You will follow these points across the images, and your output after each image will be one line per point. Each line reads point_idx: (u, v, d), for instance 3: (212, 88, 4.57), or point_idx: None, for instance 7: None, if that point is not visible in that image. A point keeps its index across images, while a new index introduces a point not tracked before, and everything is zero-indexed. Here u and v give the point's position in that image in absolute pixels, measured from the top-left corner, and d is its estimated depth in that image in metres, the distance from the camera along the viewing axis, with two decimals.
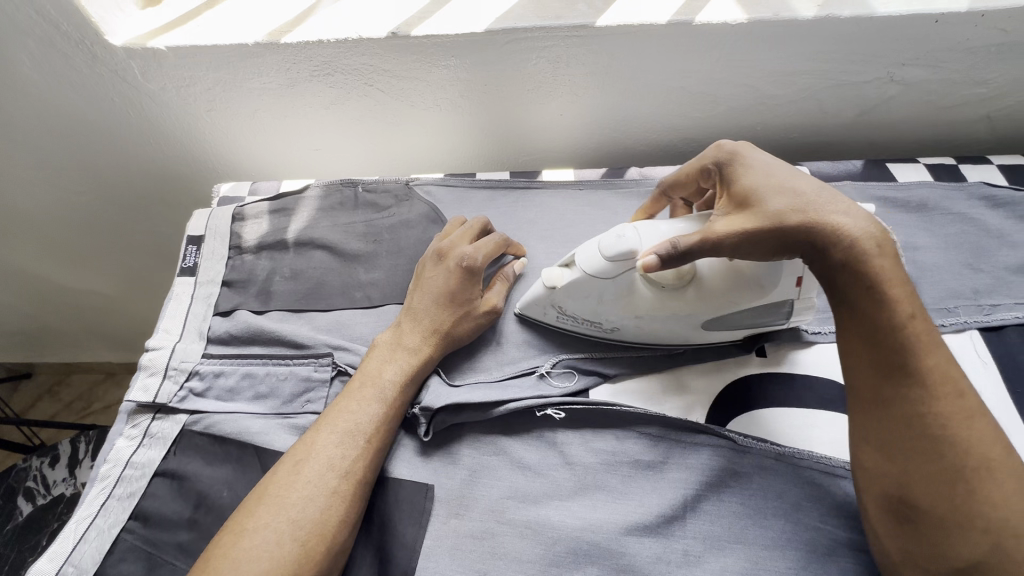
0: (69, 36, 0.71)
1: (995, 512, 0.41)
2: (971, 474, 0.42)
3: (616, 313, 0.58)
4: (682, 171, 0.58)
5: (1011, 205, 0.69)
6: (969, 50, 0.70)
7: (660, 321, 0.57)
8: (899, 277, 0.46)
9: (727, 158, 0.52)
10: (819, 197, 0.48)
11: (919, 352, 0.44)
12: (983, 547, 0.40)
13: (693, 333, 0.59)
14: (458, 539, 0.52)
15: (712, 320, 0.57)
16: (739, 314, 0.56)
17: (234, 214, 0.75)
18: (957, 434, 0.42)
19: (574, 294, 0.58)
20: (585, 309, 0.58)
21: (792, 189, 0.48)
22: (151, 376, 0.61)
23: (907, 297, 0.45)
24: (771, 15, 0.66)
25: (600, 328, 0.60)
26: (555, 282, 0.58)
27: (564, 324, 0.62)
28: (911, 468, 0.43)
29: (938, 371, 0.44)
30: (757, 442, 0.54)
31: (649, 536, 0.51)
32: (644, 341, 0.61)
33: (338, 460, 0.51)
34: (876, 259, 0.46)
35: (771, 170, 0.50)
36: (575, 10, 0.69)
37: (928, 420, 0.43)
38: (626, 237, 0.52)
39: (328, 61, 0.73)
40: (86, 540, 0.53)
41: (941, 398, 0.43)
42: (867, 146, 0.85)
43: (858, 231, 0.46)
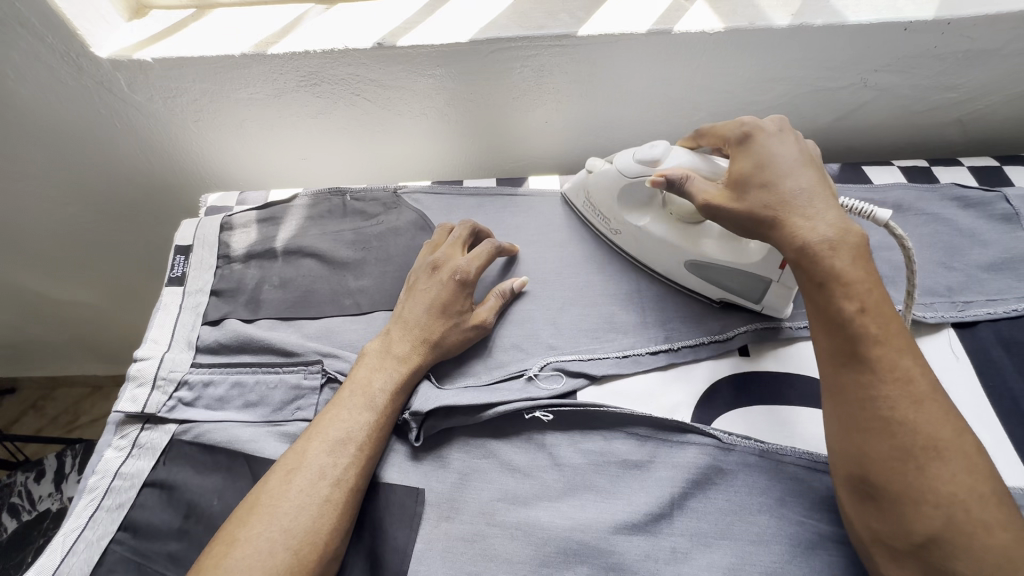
0: (55, 49, 0.71)
1: (943, 487, 0.42)
2: (922, 454, 0.43)
3: (624, 216, 0.68)
4: (715, 128, 0.61)
5: (982, 205, 0.72)
6: (937, 57, 0.72)
7: (650, 239, 0.66)
8: (855, 270, 0.48)
9: (739, 139, 0.57)
10: (790, 195, 0.51)
11: (870, 341, 0.46)
12: (937, 522, 0.41)
13: (676, 270, 0.66)
14: (449, 542, 0.52)
15: (693, 264, 0.64)
16: (721, 270, 0.63)
17: (222, 223, 0.75)
18: (906, 417, 0.44)
19: (600, 188, 0.69)
20: (603, 203, 0.70)
21: (772, 186, 0.52)
22: (140, 386, 0.61)
23: (859, 289, 0.47)
24: (747, 24, 0.68)
25: (608, 227, 0.71)
26: (593, 168, 0.71)
27: (587, 212, 0.73)
28: (865, 450, 0.45)
29: (889, 360, 0.46)
30: (741, 439, 0.55)
31: (637, 535, 0.51)
32: (636, 257, 0.70)
33: (329, 469, 0.52)
34: (829, 256, 0.48)
35: (763, 163, 0.54)
36: (558, 20, 0.71)
37: (877, 404, 0.45)
38: (657, 149, 0.62)
39: (315, 71, 0.74)
40: (74, 553, 0.53)
41: (891, 382, 0.45)
42: (844, 150, 0.87)
43: (815, 228, 0.49)
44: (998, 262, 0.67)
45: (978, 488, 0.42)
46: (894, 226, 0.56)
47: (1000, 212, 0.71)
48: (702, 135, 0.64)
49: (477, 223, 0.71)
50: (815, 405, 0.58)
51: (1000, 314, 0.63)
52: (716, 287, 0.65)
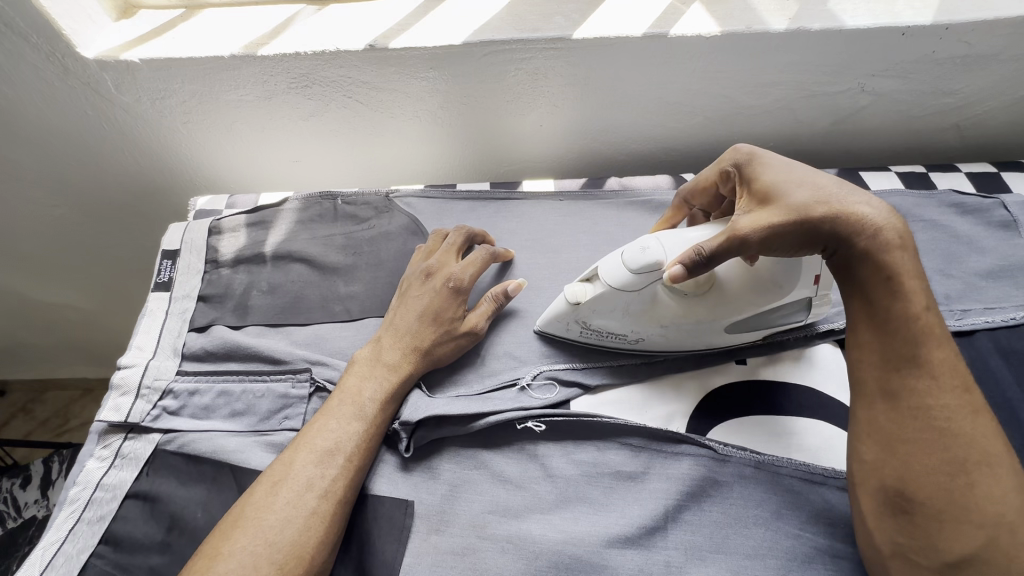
0: (38, 48, 0.70)
1: (991, 505, 0.42)
2: (972, 469, 0.43)
3: (640, 325, 0.58)
4: (699, 182, 0.61)
5: (980, 212, 0.71)
6: (935, 62, 0.72)
7: (685, 328, 0.58)
8: (916, 272, 0.46)
9: (745, 160, 0.53)
10: (843, 189, 0.48)
11: (931, 345, 0.45)
12: (977, 541, 0.41)
13: (716, 337, 0.59)
14: (439, 556, 0.51)
15: (735, 325, 0.58)
16: (763, 315, 0.58)
17: (210, 227, 0.74)
18: (961, 427, 0.44)
19: (597, 309, 0.58)
20: (612, 322, 0.59)
21: (822, 181, 0.49)
22: (124, 395, 0.60)
23: (922, 291, 0.46)
24: (744, 28, 0.67)
25: (624, 340, 0.60)
26: (578, 298, 0.58)
27: (585, 338, 0.61)
28: (914, 461, 0.44)
29: (947, 366, 0.45)
30: (736, 450, 0.54)
31: (631, 548, 0.50)
32: (667, 348, 0.61)
33: (318, 480, 0.50)
34: (896, 254, 0.46)
35: (792, 170, 0.50)
36: (552, 23, 0.70)
37: (934, 412, 0.44)
38: (650, 250, 0.53)
39: (306, 73, 0.73)
40: (53, 567, 0.52)
41: (948, 390, 0.44)
42: (841, 155, 0.87)
43: (880, 222, 0.47)
44: (997, 270, 0.66)
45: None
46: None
47: (998, 218, 0.70)
48: (688, 198, 0.63)
49: (471, 228, 0.70)
50: (811, 415, 0.57)
51: (998, 322, 0.62)
52: (758, 332, 0.60)
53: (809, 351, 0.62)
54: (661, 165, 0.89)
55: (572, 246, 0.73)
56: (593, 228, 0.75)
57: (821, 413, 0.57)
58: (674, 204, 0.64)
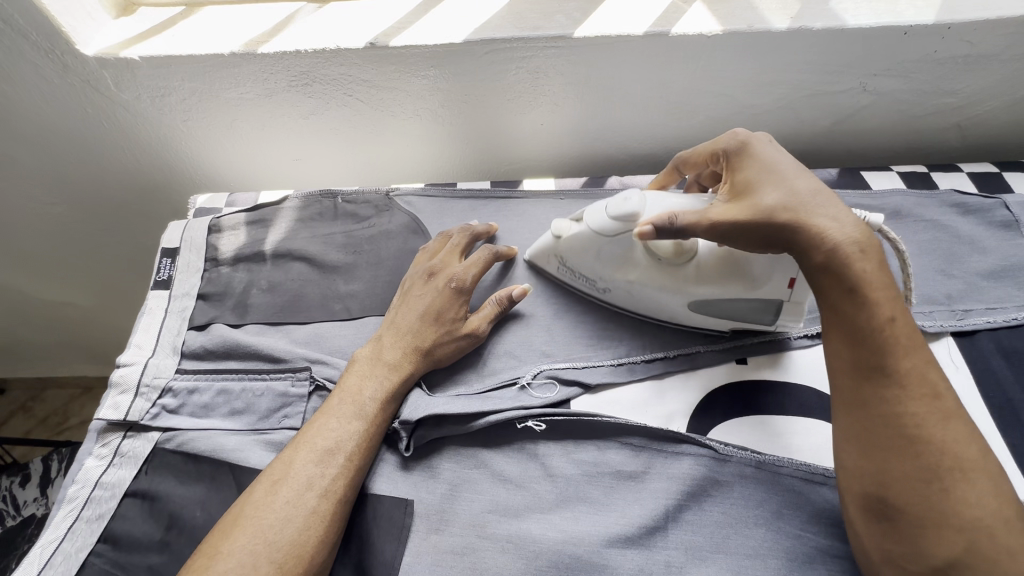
0: (38, 45, 0.70)
1: (969, 510, 0.41)
2: (947, 474, 0.42)
3: (612, 276, 0.62)
4: (696, 150, 0.60)
5: (982, 212, 0.71)
6: (937, 61, 0.71)
7: (649, 291, 0.60)
8: (882, 279, 0.46)
9: (735, 149, 0.55)
10: (811, 198, 0.49)
11: (897, 354, 0.45)
12: (958, 546, 0.40)
13: (679, 312, 0.61)
14: (438, 555, 0.51)
15: (699, 305, 0.59)
16: (729, 305, 0.59)
17: (210, 225, 0.73)
18: (933, 434, 0.43)
19: (576, 249, 0.62)
20: (585, 265, 0.63)
21: (790, 189, 0.49)
22: (123, 393, 0.60)
23: (887, 300, 0.46)
24: (745, 27, 0.67)
25: (594, 286, 0.64)
26: (561, 232, 0.63)
27: (563, 276, 0.67)
28: (890, 468, 0.43)
29: (917, 373, 0.45)
30: (737, 449, 0.54)
31: (631, 548, 0.50)
32: (630, 306, 0.64)
33: (318, 479, 0.50)
34: (858, 264, 0.46)
35: (772, 169, 0.51)
36: (553, 21, 0.69)
37: (904, 420, 0.44)
38: (632, 201, 0.56)
39: (306, 71, 0.73)
40: (51, 566, 0.51)
41: (918, 398, 0.44)
42: (843, 155, 0.87)
43: (838, 234, 0.47)
44: (998, 270, 0.66)
45: (1003, 513, 0.41)
46: (886, 232, 0.55)
47: (1000, 218, 0.70)
48: (681, 165, 0.63)
49: (475, 227, 0.69)
50: (812, 415, 0.57)
51: (1000, 323, 0.62)
52: (725, 320, 0.61)
53: (811, 351, 0.62)
54: (662, 165, 0.89)
55: None
56: None
57: (822, 413, 0.57)
58: (668, 167, 0.65)
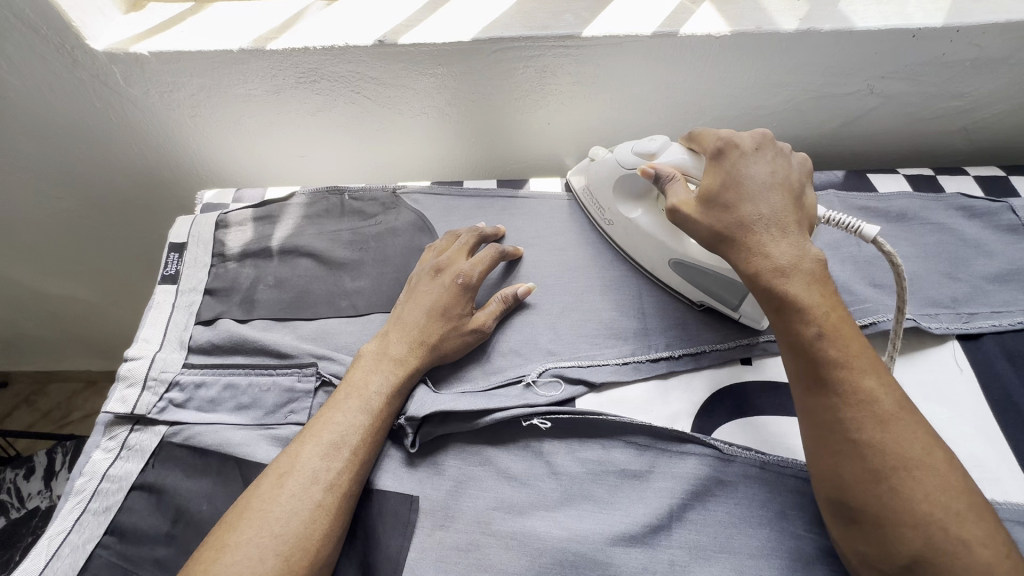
0: (49, 40, 0.70)
1: (925, 506, 0.41)
2: (893, 473, 0.42)
3: (618, 210, 0.68)
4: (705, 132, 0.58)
5: (988, 215, 0.71)
6: (945, 64, 0.71)
7: (640, 233, 0.66)
8: (812, 295, 0.47)
9: (712, 157, 0.56)
10: (748, 216, 0.51)
11: (832, 365, 0.45)
12: (917, 544, 0.40)
13: (660, 265, 0.66)
14: (443, 552, 0.51)
15: (677, 264, 0.64)
16: (704, 273, 0.62)
17: (218, 221, 0.74)
18: (872, 438, 0.43)
19: (599, 173, 0.70)
20: (602, 193, 0.70)
21: (733, 208, 0.52)
22: (130, 387, 0.60)
23: (817, 313, 0.47)
24: (753, 28, 0.67)
25: (602, 216, 0.71)
26: (596, 155, 0.72)
27: (585, 201, 0.74)
28: (839, 471, 0.44)
29: (851, 381, 0.45)
30: (741, 450, 0.54)
31: (635, 546, 0.50)
32: (622, 246, 0.71)
33: (322, 473, 0.50)
34: (783, 284, 0.48)
35: (733, 182, 0.53)
36: (562, 21, 0.70)
37: (843, 428, 0.44)
38: (655, 143, 0.62)
39: (314, 68, 0.73)
40: (58, 557, 0.52)
41: (853, 405, 0.44)
42: (849, 158, 0.87)
43: (761, 259, 0.49)
44: (1003, 273, 0.66)
45: (954, 506, 0.41)
46: (882, 242, 0.55)
47: (1006, 222, 0.70)
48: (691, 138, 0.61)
49: (483, 228, 0.70)
50: None
51: (1005, 326, 0.62)
52: (698, 291, 0.64)
53: None
54: None
55: (578, 245, 0.73)
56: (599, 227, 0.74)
57: None
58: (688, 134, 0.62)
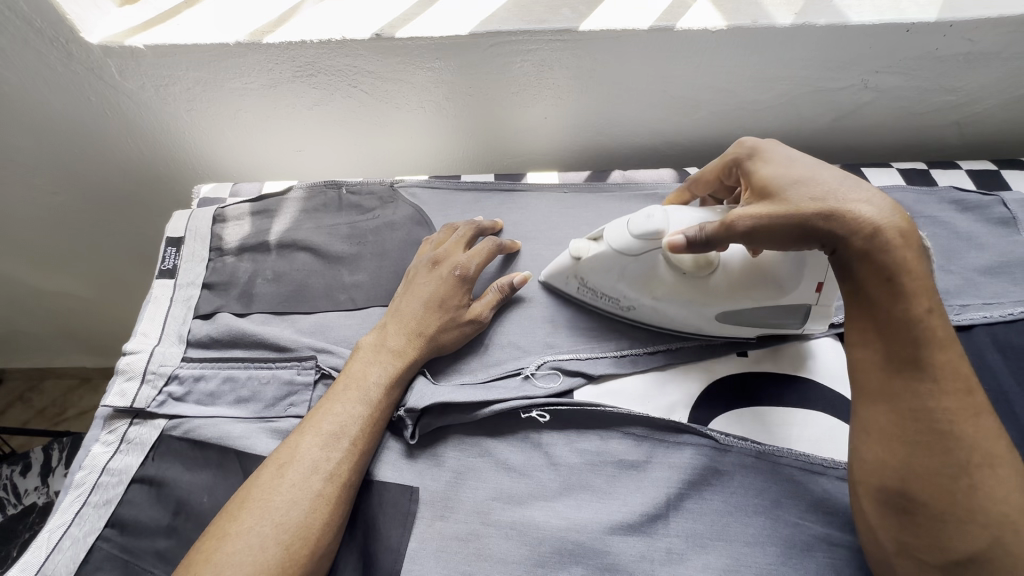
0: (43, 33, 0.69)
1: (996, 506, 0.42)
2: (976, 470, 0.42)
3: (634, 292, 0.61)
4: (706, 169, 0.62)
5: (979, 209, 0.72)
6: (938, 59, 0.72)
7: (674, 305, 0.60)
8: (920, 268, 0.45)
9: (748, 154, 0.55)
10: (840, 187, 0.48)
11: (934, 347, 0.44)
12: (982, 541, 0.41)
13: (709, 325, 0.61)
14: (443, 541, 0.52)
15: (727, 314, 0.59)
16: (756, 310, 0.59)
17: (215, 215, 0.74)
18: (964, 430, 0.43)
19: (597, 268, 0.61)
20: (607, 284, 0.62)
21: (814, 182, 0.48)
22: (129, 380, 0.60)
23: (925, 291, 0.45)
24: (749, 23, 0.68)
25: (617, 305, 0.63)
26: (581, 254, 0.62)
27: (583, 296, 0.65)
28: (914, 462, 0.44)
29: (951, 366, 0.44)
30: (737, 440, 0.55)
31: (633, 535, 0.51)
32: (655, 323, 0.63)
33: (323, 463, 0.51)
34: (898, 251, 0.45)
35: (792, 163, 0.51)
36: (559, 14, 0.70)
37: (935, 415, 0.44)
38: (654, 219, 0.55)
39: (311, 62, 0.73)
40: (60, 550, 0.52)
41: (952, 393, 0.44)
42: (843, 151, 0.87)
43: (882, 221, 0.46)
44: (994, 266, 0.67)
45: None
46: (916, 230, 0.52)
47: (997, 216, 0.71)
48: (693, 184, 0.64)
49: (481, 222, 0.70)
50: (811, 407, 0.58)
51: (996, 318, 0.63)
52: (751, 328, 0.61)
53: (809, 345, 0.62)
54: (665, 160, 0.89)
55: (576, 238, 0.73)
56: (597, 220, 0.75)
57: (821, 405, 0.58)
58: (677, 192, 0.66)
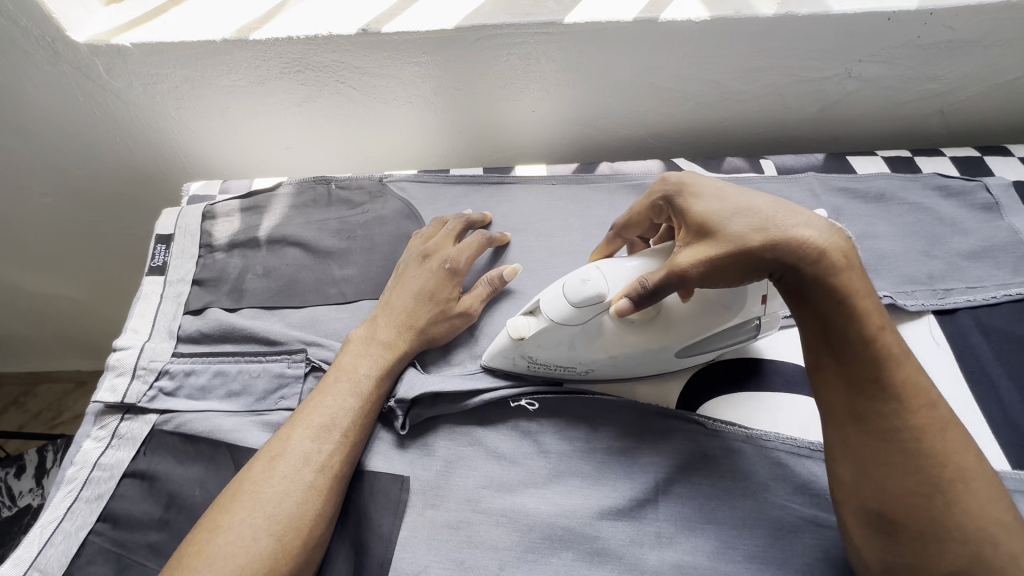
0: (29, 32, 0.70)
1: (972, 520, 0.41)
2: (950, 485, 0.42)
3: (589, 356, 0.56)
4: (630, 215, 0.58)
5: (963, 194, 0.73)
6: (920, 47, 0.73)
7: (631, 357, 0.55)
8: (867, 287, 0.46)
9: (676, 190, 0.52)
10: (778, 215, 0.46)
11: (894, 365, 0.45)
12: (964, 558, 0.41)
13: (670, 361, 0.57)
14: (435, 529, 0.52)
15: (684, 349, 0.56)
16: (711, 338, 0.56)
17: (205, 212, 0.74)
18: (933, 446, 0.43)
19: (543, 343, 0.55)
20: (558, 355, 0.56)
21: (750, 214, 0.47)
22: (120, 376, 0.60)
23: (876, 310, 0.45)
24: (733, 13, 0.68)
25: (575, 371, 0.58)
26: (521, 333, 0.55)
27: (537, 371, 0.59)
28: (890, 482, 0.43)
29: (913, 383, 0.45)
30: (726, 425, 0.56)
31: (622, 520, 0.52)
32: (616, 375, 0.59)
33: (315, 454, 0.51)
34: (843, 273, 0.45)
35: (722, 194, 0.49)
36: (544, 7, 0.70)
37: (903, 433, 0.44)
38: (590, 282, 0.52)
39: (298, 58, 0.73)
40: (52, 544, 0.52)
41: (916, 410, 0.44)
42: (830, 140, 0.88)
43: (824, 243, 0.45)
44: (978, 251, 0.68)
45: (1004, 521, 0.41)
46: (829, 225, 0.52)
47: (980, 201, 0.72)
48: (622, 230, 0.60)
49: (471, 215, 0.71)
50: (798, 391, 0.59)
51: (979, 301, 0.64)
52: (710, 352, 0.58)
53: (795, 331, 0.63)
54: (653, 151, 0.90)
55: (564, 230, 0.74)
56: (585, 212, 0.75)
57: (807, 389, 0.59)
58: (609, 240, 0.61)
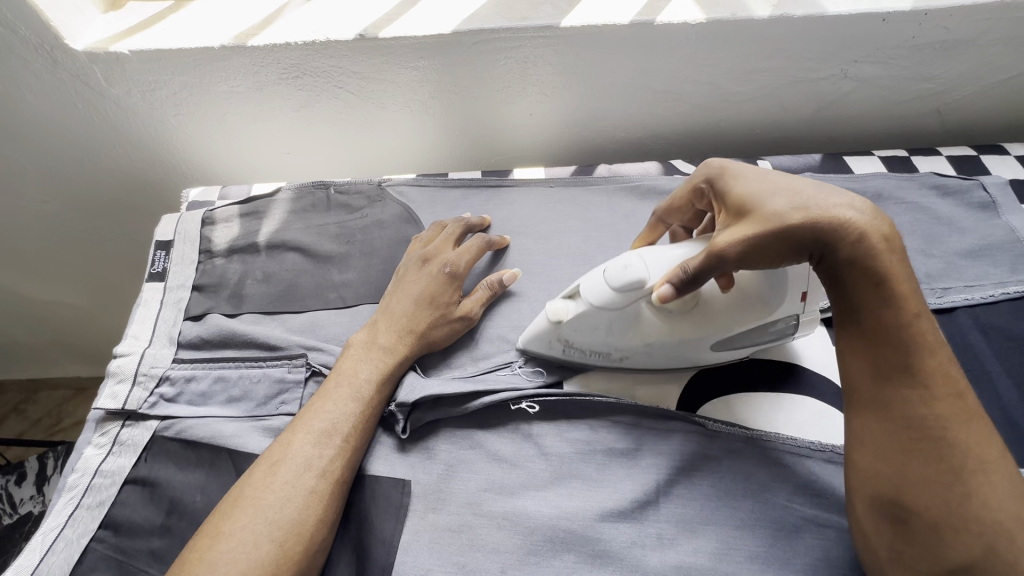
0: (28, 40, 0.70)
1: (991, 514, 0.41)
2: (970, 476, 0.42)
3: (625, 343, 0.56)
4: (671, 201, 0.58)
5: (960, 193, 0.73)
6: (915, 47, 0.73)
7: (666, 347, 0.56)
8: (905, 273, 0.45)
9: (717, 173, 0.52)
10: (818, 195, 0.46)
11: (924, 352, 0.45)
12: (978, 550, 0.41)
13: (704, 354, 0.58)
14: (436, 533, 0.52)
15: (721, 343, 0.56)
16: (747, 333, 0.56)
17: (204, 218, 0.74)
18: (957, 436, 0.43)
19: (581, 327, 0.56)
20: (594, 339, 0.57)
21: (789, 194, 0.46)
22: (120, 383, 0.61)
23: (911, 295, 0.45)
24: (728, 15, 0.69)
25: (609, 358, 0.58)
26: (560, 316, 0.56)
27: (573, 356, 0.59)
28: (907, 470, 0.44)
29: (942, 372, 0.44)
30: (725, 426, 0.56)
31: (623, 522, 0.52)
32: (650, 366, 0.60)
33: (316, 460, 0.51)
34: (881, 256, 0.45)
35: (763, 176, 0.49)
36: (540, 12, 0.71)
37: (928, 420, 0.44)
38: (632, 268, 0.51)
39: (297, 64, 0.73)
40: (53, 552, 0.52)
41: (944, 398, 0.44)
42: (827, 140, 0.88)
43: (864, 225, 0.45)
44: (975, 250, 0.68)
45: None
46: None
47: (977, 200, 0.72)
48: (664, 217, 0.60)
49: (469, 218, 0.71)
50: (798, 391, 0.59)
51: (977, 299, 0.64)
52: (744, 348, 0.58)
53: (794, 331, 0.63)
54: (651, 153, 0.90)
55: (563, 233, 0.74)
56: (584, 214, 0.75)
57: (807, 389, 0.59)
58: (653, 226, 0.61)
